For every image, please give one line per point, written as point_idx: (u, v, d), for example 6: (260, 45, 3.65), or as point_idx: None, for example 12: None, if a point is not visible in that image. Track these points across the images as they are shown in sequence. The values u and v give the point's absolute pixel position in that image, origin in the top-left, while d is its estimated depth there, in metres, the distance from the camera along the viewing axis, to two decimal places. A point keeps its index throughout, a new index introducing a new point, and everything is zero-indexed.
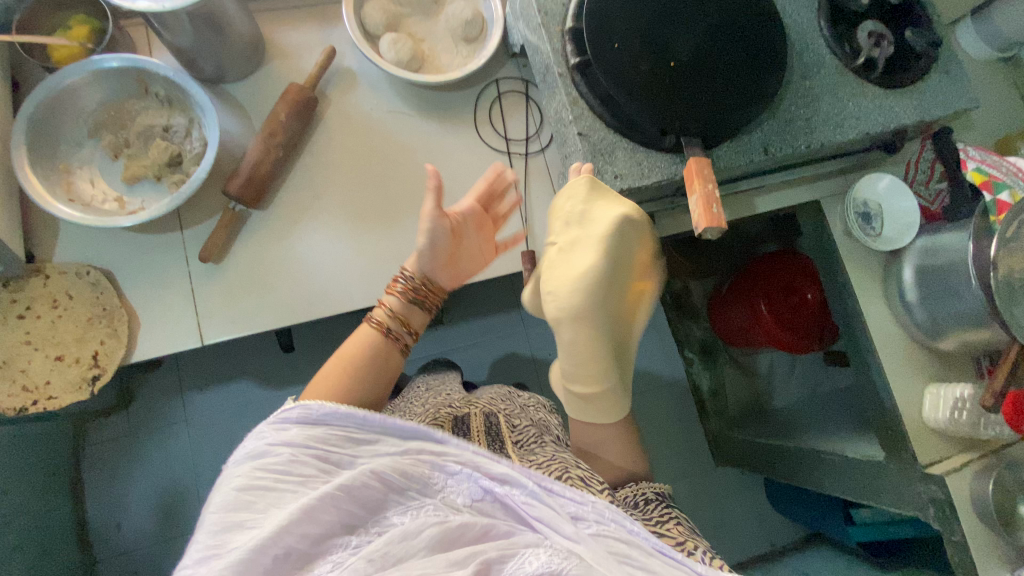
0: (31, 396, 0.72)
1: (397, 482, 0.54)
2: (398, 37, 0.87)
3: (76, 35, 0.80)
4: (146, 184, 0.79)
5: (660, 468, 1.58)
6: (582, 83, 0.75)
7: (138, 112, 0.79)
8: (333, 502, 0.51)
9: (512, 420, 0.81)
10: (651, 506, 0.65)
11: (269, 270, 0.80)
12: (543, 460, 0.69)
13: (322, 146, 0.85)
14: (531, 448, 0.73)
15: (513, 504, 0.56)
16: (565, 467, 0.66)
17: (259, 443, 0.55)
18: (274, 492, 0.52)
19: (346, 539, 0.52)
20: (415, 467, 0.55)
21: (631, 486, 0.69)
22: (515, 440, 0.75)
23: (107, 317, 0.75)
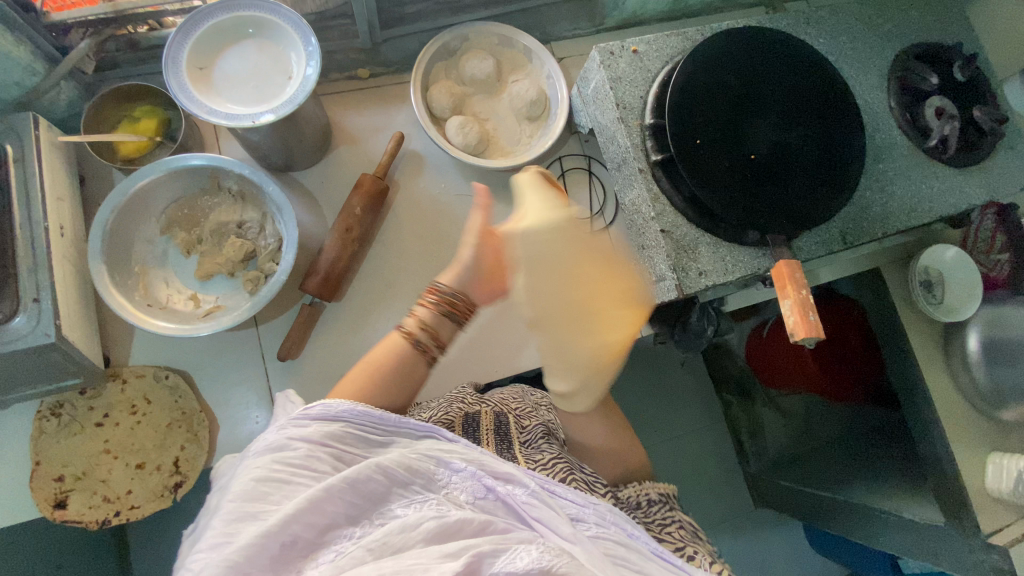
0: (112, 507, 0.71)
1: (402, 475, 0.52)
2: (465, 120, 0.86)
3: (142, 128, 0.77)
4: (218, 279, 0.77)
5: (699, 512, 1.58)
6: (664, 179, 0.74)
7: (210, 208, 0.78)
8: (339, 493, 0.49)
9: (519, 418, 0.76)
10: (648, 503, 0.68)
11: (343, 362, 0.79)
12: (549, 460, 0.65)
13: (392, 233, 0.84)
14: (536, 450, 0.67)
15: (513, 502, 0.54)
16: (569, 467, 0.65)
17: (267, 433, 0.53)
18: (289, 486, 0.49)
19: (351, 531, 0.49)
20: (422, 461, 0.54)
21: (631, 486, 0.70)
22: (525, 438, 0.70)
23: (185, 422, 0.74)
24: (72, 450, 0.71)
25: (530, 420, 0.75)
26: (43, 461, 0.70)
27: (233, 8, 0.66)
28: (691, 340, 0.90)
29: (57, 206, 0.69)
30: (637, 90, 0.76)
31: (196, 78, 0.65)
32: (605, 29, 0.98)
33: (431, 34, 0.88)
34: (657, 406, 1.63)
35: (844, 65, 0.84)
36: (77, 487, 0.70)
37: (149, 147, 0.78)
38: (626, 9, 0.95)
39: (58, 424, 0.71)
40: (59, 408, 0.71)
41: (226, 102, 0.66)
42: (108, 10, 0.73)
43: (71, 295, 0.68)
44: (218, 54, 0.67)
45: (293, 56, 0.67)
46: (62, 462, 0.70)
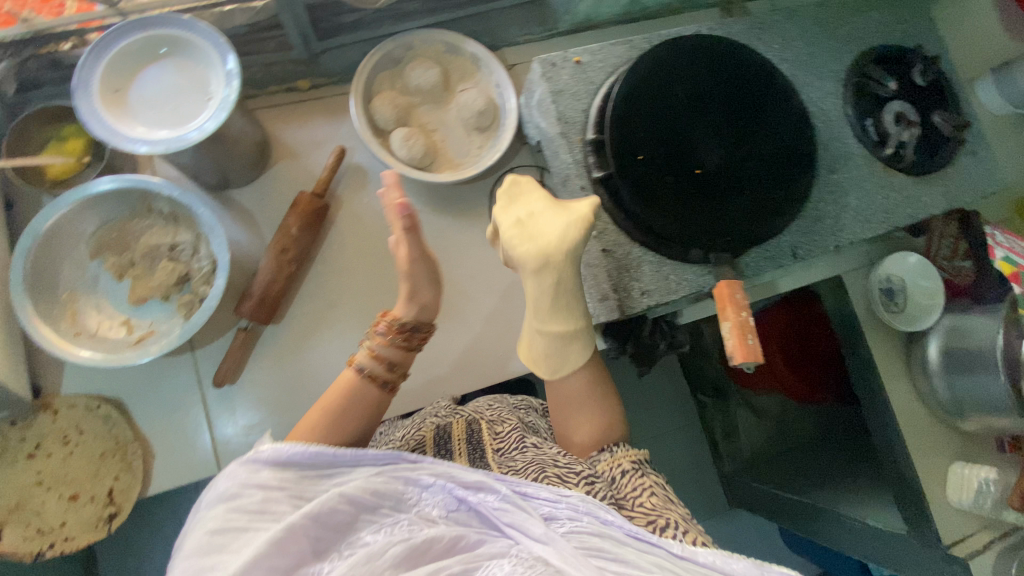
0: (46, 539, 0.70)
1: (368, 501, 0.50)
2: (409, 133, 0.84)
3: (72, 148, 0.75)
4: (153, 304, 0.76)
5: None
6: (606, 197, 0.73)
7: (141, 231, 0.75)
8: (303, 531, 0.47)
9: (495, 424, 0.74)
10: (619, 474, 0.64)
11: (282, 386, 0.77)
12: (521, 464, 0.63)
13: (334, 250, 0.82)
14: (514, 457, 0.66)
15: (487, 511, 0.52)
16: (540, 467, 0.62)
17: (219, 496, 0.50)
18: (247, 533, 0.47)
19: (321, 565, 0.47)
20: (387, 483, 0.52)
21: (605, 455, 0.65)
22: (499, 447, 0.68)
23: (120, 451, 0.72)
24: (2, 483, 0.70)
25: (509, 425, 0.73)
26: None
27: (148, 27, 0.63)
28: (645, 354, 0.88)
29: None
30: (579, 103, 0.74)
31: (110, 100, 0.63)
32: (559, 33, 0.95)
33: (374, 43, 0.85)
34: (631, 407, 1.61)
35: (797, 71, 0.81)
36: (8, 520, 0.69)
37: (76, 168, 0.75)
38: (578, 12, 0.92)
39: None
40: None
41: (141, 127, 0.63)
42: (25, 32, 0.70)
43: None
44: (134, 75, 0.65)
45: (212, 77, 0.64)
46: None
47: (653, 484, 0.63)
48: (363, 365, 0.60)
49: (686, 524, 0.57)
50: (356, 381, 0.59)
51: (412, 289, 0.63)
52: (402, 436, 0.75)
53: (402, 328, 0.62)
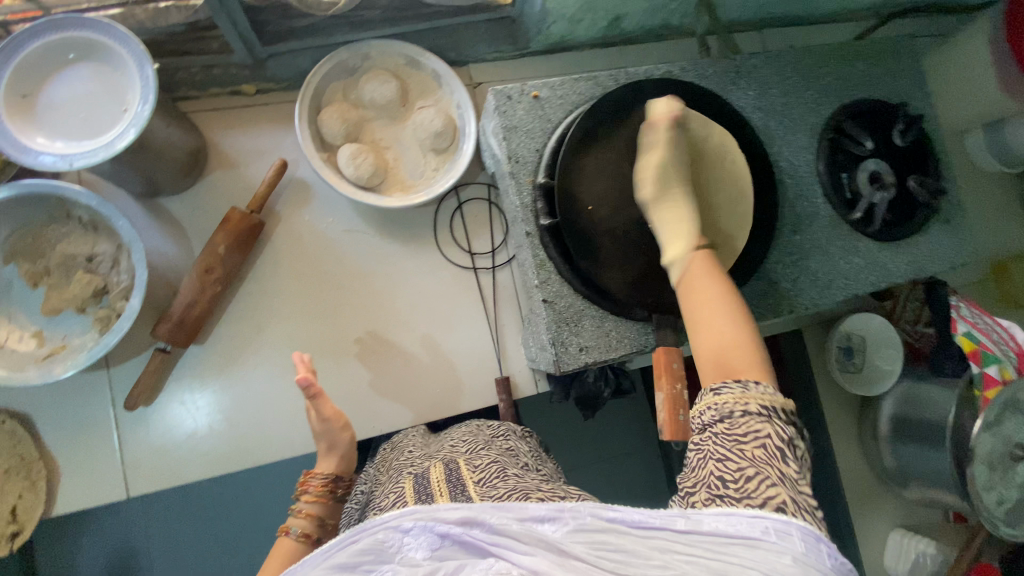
0: None
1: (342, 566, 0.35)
2: (357, 151, 0.80)
3: None
4: (68, 315, 0.72)
5: None
6: (551, 245, 0.68)
7: (58, 239, 0.71)
8: None
9: (472, 465, 0.54)
10: (730, 414, 0.43)
11: (202, 412, 0.75)
12: (506, 492, 0.48)
13: (269, 270, 0.79)
14: (494, 484, 0.50)
15: (473, 536, 0.35)
16: (523, 490, 0.47)
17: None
18: None
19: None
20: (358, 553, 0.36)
21: (731, 388, 0.44)
22: (479, 477, 0.51)
23: (24, 468, 0.69)
24: None
25: (486, 457, 0.58)
26: None
27: (61, 28, 0.58)
28: (589, 400, 0.86)
29: None
30: (532, 142, 0.69)
31: (19, 109, 0.58)
32: (529, 53, 0.90)
33: (327, 52, 0.80)
34: None
35: (768, 124, 0.77)
36: None
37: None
38: (550, 34, 0.86)
39: None
40: None
41: (45, 140, 0.58)
42: None
43: None
44: (47, 79, 0.59)
45: (130, 89, 0.59)
46: None
47: (780, 485, 0.38)
48: (293, 528, 0.58)
49: (799, 504, 0.38)
50: (296, 547, 0.57)
51: (328, 441, 0.65)
52: (373, 493, 0.57)
53: (328, 484, 0.63)
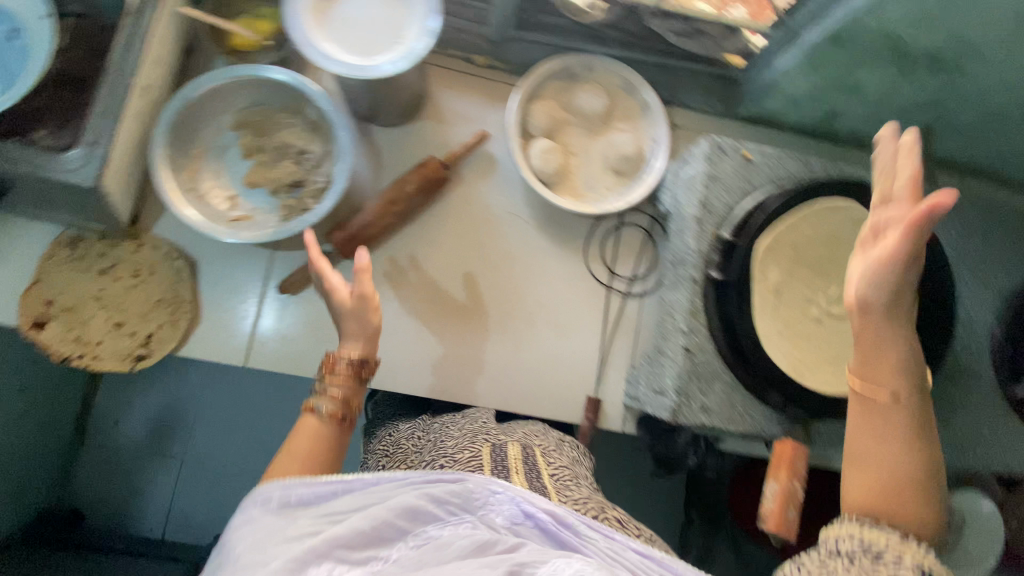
0: (78, 348, 0.75)
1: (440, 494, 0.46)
2: (550, 147, 0.84)
3: (259, 27, 0.79)
4: (261, 192, 0.79)
5: None
6: (711, 299, 0.68)
7: (281, 126, 0.79)
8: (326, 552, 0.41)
9: (548, 461, 0.62)
10: (874, 547, 0.43)
11: (331, 320, 0.80)
12: (580, 497, 0.55)
13: (434, 222, 0.85)
14: (571, 488, 0.57)
15: (557, 527, 0.46)
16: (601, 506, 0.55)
17: (237, 527, 0.45)
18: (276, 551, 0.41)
19: (388, 551, 0.43)
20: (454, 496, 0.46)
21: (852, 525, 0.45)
22: (560, 477, 0.59)
23: (173, 305, 0.77)
24: (68, 283, 0.75)
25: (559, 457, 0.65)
26: (41, 283, 0.74)
27: None
28: (669, 459, 0.85)
29: (151, 69, 0.71)
30: (729, 198, 0.71)
31: (319, 7, 0.65)
32: (734, 117, 0.92)
33: (560, 52, 0.85)
34: None
35: (958, 268, 0.75)
36: (57, 316, 0.75)
37: (253, 49, 0.79)
38: (762, 107, 0.89)
39: (68, 254, 0.75)
40: (75, 242, 0.76)
41: (326, 41, 0.65)
42: None
43: (125, 153, 0.70)
44: None
45: (410, 25, 0.66)
46: (57, 289, 0.75)
47: None
48: (319, 407, 0.57)
49: None
50: (319, 425, 0.57)
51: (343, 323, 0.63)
52: (449, 441, 0.64)
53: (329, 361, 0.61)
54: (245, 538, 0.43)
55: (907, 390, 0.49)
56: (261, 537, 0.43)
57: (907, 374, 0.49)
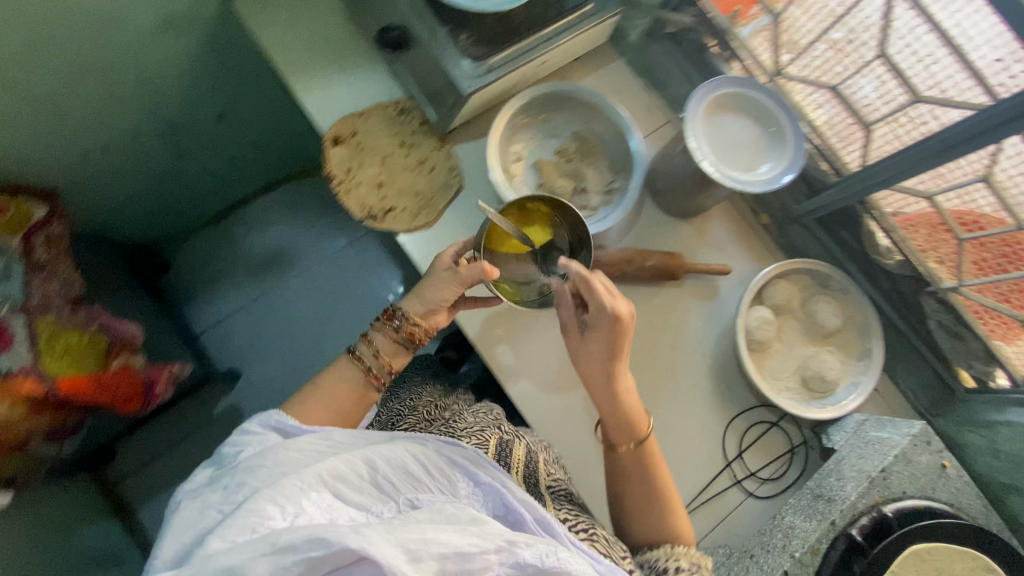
0: (341, 176, 0.85)
1: (428, 472, 0.57)
2: (771, 320, 0.88)
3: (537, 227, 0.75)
4: (535, 176, 0.88)
5: None
6: (837, 553, 0.67)
7: (596, 161, 0.89)
8: (326, 478, 0.50)
9: (551, 467, 0.76)
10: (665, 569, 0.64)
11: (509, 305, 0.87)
12: (571, 512, 0.69)
13: (637, 299, 0.90)
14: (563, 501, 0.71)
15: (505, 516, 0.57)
16: (589, 522, 0.68)
17: (251, 428, 0.60)
18: (300, 483, 0.49)
19: (381, 505, 0.52)
20: (438, 467, 0.57)
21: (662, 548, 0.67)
22: (554, 485, 0.73)
23: (424, 203, 0.87)
24: (375, 132, 0.88)
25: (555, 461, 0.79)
26: (361, 117, 0.87)
27: (781, 104, 0.75)
28: None
29: (561, 53, 0.85)
30: (906, 483, 0.71)
31: (710, 107, 0.77)
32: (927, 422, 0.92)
33: (832, 262, 0.91)
34: None
35: None
36: (349, 145, 0.86)
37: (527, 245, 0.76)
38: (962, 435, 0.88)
39: (393, 114, 0.88)
40: (404, 111, 0.89)
41: (700, 130, 0.75)
42: (725, 23, 0.85)
43: (499, 86, 0.83)
44: (736, 110, 0.78)
45: (765, 164, 0.75)
46: (365, 129, 0.87)
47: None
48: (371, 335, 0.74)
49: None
50: (344, 359, 0.72)
51: (429, 296, 0.73)
52: (460, 426, 0.74)
53: (387, 313, 0.73)
54: (250, 442, 0.58)
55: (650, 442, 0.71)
56: (254, 466, 0.52)
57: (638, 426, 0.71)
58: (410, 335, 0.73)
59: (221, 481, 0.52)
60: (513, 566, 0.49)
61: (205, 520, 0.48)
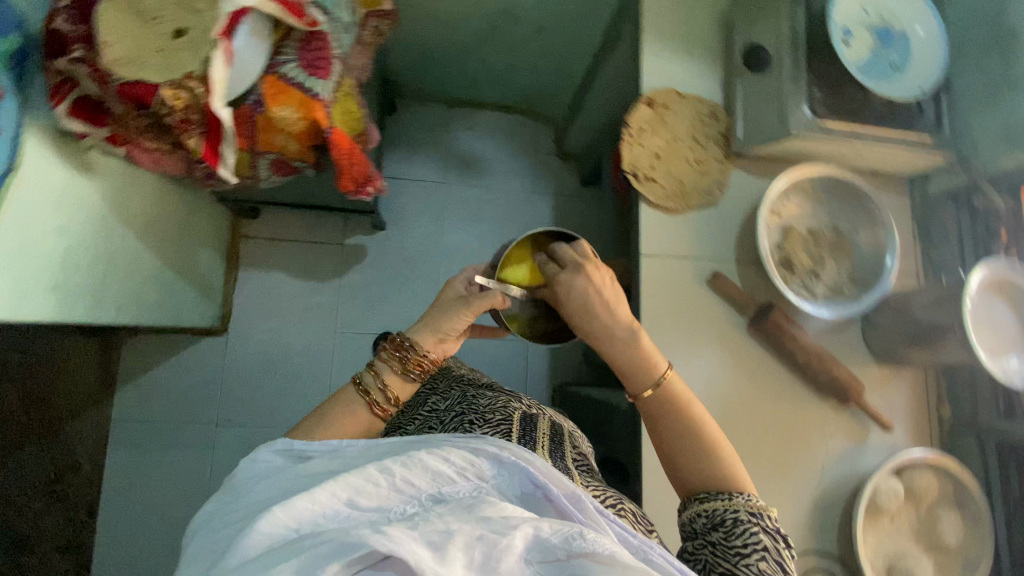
0: (635, 127, 0.91)
1: (453, 470, 0.50)
2: (900, 495, 0.86)
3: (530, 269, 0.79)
4: (781, 234, 0.90)
5: None
6: None
7: (840, 259, 0.91)
8: (352, 517, 0.44)
9: (574, 444, 0.76)
10: (721, 521, 0.62)
11: (693, 321, 0.88)
12: (595, 485, 0.67)
13: (796, 393, 0.90)
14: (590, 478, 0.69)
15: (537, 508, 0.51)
16: (617, 497, 0.66)
17: (259, 464, 0.56)
18: (320, 516, 0.44)
19: (401, 505, 0.46)
20: (461, 459, 0.51)
21: (719, 498, 0.64)
22: (582, 463, 0.73)
23: (681, 194, 0.91)
24: (682, 116, 0.93)
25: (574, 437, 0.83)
26: (680, 98, 0.94)
27: None
28: None
29: (878, 156, 0.90)
30: None
31: (991, 282, 0.80)
32: None
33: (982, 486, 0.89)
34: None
35: None
36: (657, 111, 0.93)
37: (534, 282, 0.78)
38: None
39: (704, 113, 0.94)
40: (714, 116, 0.94)
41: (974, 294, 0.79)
42: None
43: (814, 146, 0.88)
44: (1007, 301, 0.81)
45: (1009, 359, 0.77)
46: (676, 108, 0.93)
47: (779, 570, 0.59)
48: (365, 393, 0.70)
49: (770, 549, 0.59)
50: (367, 417, 0.69)
51: (440, 324, 0.74)
52: (483, 400, 0.79)
53: (396, 344, 0.72)
54: (259, 474, 0.54)
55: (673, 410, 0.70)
56: (265, 496, 0.49)
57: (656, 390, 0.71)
58: (416, 365, 0.71)
59: (232, 514, 0.49)
60: (534, 542, 0.43)
61: (219, 545, 0.45)
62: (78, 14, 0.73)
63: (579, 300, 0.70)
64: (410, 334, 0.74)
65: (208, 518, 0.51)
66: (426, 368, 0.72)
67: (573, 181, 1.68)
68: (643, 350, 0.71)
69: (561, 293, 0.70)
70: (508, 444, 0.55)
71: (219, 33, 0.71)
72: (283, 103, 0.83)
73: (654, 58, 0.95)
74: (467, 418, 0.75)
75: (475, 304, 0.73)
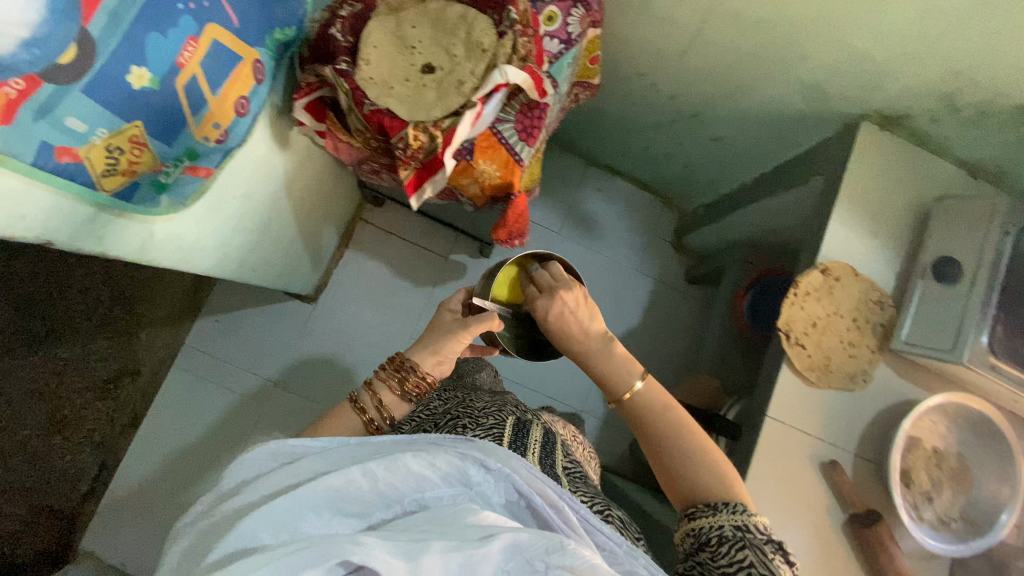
0: (805, 291, 0.91)
1: (436, 478, 0.47)
2: None
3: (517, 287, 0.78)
4: (911, 446, 0.89)
5: None
6: None
7: (958, 492, 0.89)
8: (345, 519, 0.45)
9: (564, 452, 0.71)
10: (706, 539, 0.58)
11: (795, 500, 0.86)
12: (588, 492, 0.63)
13: None
14: (579, 484, 0.65)
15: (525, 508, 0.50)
16: (606, 504, 0.62)
17: (243, 468, 0.51)
18: (304, 521, 0.44)
19: (386, 512, 0.46)
20: (451, 463, 0.48)
21: (709, 514, 0.59)
22: (575, 472, 0.67)
23: (824, 370, 0.89)
24: (853, 295, 0.92)
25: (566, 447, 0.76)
26: (856, 278, 0.93)
27: None
28: None
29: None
30: None
31: None
32: None
33: None
34: None
35: None
36: (831, 283, 0.92)
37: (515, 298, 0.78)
38: None
39: (873, 299, 0.93)
40: (881, 306, 0.93)
41: None
42: None
43: (975, 377, 0.86)
44: None
45: None
46: (849, 285, 0.92)
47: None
48: (359, 403, 0.70)
49: (764, 560, 0.54)
50: (357, 428, 0.68)
51: (439, 346, 0.73)
52: (478, 405, 0.73)
53: (398, 364, 0.72)
54: (243, 467, 0.51)
55: (665, 423, 0.66)
56: (245, 503, 0.46)
57: (646, 403, 0.68)
58: (413, 387, 0.71)
59: (217, 505, 0.48)
60: (512, 552, 0.42)
61: (204, 540, 0.45)
62: (351, 25, 0.76)
63: (556, 326, 0.69)
64: (409, 354, 0.73)
65: (190, 514, 0.49)
66: (418, 390, 0.71)
67: (679, 272, 1.67)
68: (618, 357, 0.70)
69: (541, 319, 0.70)
70: (500, 451, 0.51)
71: (478, 100, 0.75)
72: (487, 157, 0.87)
73: (840, 226, 0.95)
74: (461, 419, 0.69)
75: (471, 324, 0.72)
